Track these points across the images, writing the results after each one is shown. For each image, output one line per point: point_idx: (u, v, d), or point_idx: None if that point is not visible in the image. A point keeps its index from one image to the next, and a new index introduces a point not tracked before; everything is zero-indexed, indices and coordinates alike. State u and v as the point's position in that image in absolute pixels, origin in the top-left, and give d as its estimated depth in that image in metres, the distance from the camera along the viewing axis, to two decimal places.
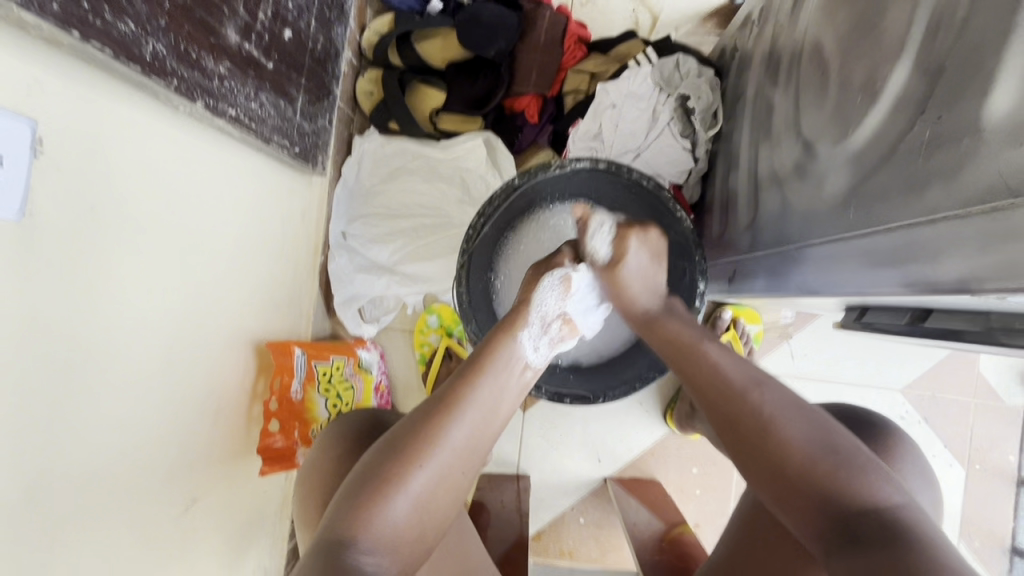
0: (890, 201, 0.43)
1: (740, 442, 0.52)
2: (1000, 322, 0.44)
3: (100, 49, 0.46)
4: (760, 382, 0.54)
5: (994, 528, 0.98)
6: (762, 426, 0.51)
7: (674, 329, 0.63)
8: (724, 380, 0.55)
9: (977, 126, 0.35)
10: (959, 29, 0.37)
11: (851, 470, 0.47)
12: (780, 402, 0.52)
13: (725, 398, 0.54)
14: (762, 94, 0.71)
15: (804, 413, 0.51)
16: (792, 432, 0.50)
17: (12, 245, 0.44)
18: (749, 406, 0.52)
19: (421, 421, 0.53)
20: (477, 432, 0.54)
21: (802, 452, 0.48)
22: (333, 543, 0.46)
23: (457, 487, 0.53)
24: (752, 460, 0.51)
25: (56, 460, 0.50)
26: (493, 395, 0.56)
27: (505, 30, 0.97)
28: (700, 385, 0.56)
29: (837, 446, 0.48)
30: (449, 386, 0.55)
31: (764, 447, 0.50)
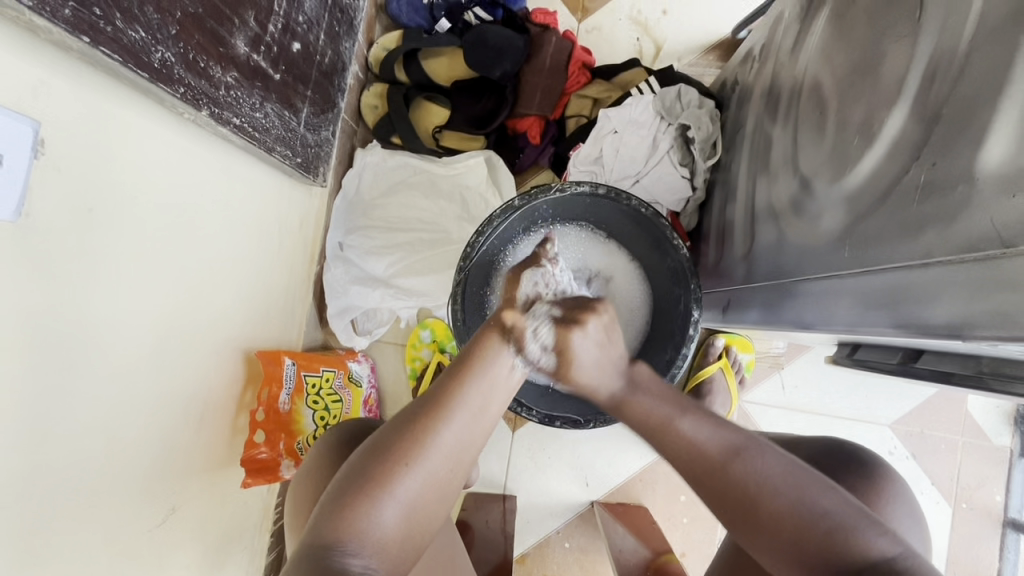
0: (885, 243, 0.44)
1: (736, 525, 0.51)
2: (993, 366, 0.44)
3: (109, 55, 0.47)
4: (740, 452, 0.52)
5: (978, 568, 0.97)
6: (750, 503, 0.50)
7: (647, 409, 0.57)
8: (702, 456, 0.53)
9: (972, 174, 0.36)
10: (955, 81, 0.38)
11: (843, 532, 0.46)
12: (768, 469, 0.50)
13: (705, 473, 0.52)
14: (761, 126, 0.72)
15: (794, 478, 0.49)
16: (777, 507, 0.48)
17: (7, 251, 0.43)
18: (728, 479, 0.51)
19: (408, 424, 0.52)
20: (468, 433, 0.54)
21: (793, 523, 0.48)
22: (320, 546, 0.45)
23: (447, 489, 0.52)
24: (749, 534, 0.50)
25: (35, 466, 0.49)
26: (486, 394, 0.55)
27: (512, 52, 1.00)
28: (683, 468, 0.54)
29: (825, 509, 0.47)
30: (440, 383, 0.55)
31: (755, 519, 0.49)
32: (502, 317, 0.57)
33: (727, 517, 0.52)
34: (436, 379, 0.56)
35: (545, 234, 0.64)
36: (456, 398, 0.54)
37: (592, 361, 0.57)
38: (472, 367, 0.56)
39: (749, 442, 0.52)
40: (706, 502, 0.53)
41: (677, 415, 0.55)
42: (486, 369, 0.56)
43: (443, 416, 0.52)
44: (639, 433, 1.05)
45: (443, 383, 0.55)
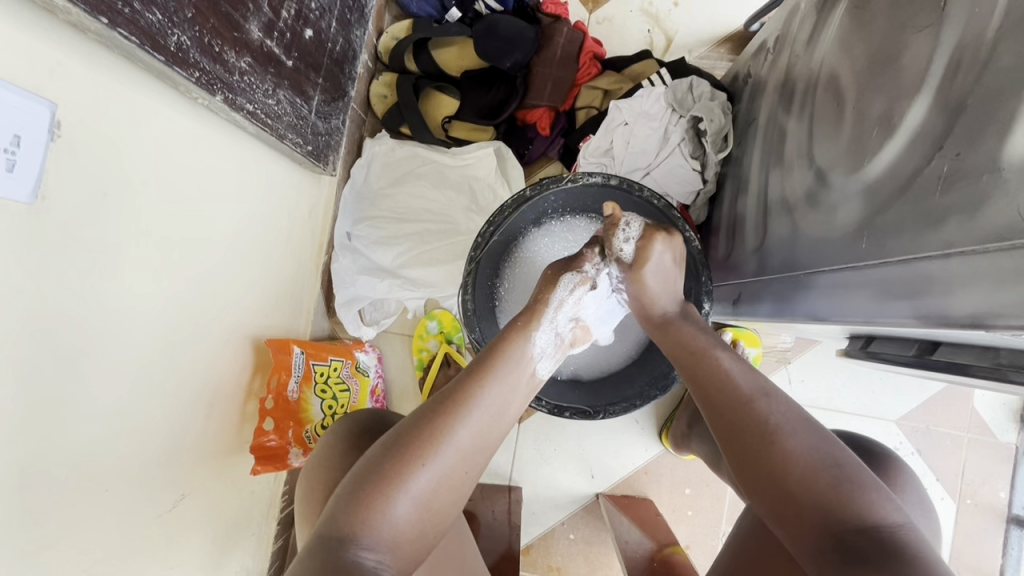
0: (905, 235, 0.44)
1: (748, 469, 0.51)
2: (1009, 358, 0.45)
3: (126, 37, 0.46)
4: (768, 393, 0.53)
5: (981, 563, 0.98)
6: (767, 438, 0.50)
7: (688, 335, 0.62)
8: (733, 390, 0.54)
9: (998, 164, 0.36)
10: (980, 71, 0.38)
11: (851, 484, 0.46)
12: (786, 414, 0.51)
13: (721, 394, 0.55)
14: (775, 119, 0.72)
15: (811, 428, 0.51)
16: (794, 445, 0.49)
17: (23, 232, 0.43)
18: (755, 412, 0.52)
19: (423, 421, 0.52)
20: (482, 433, 0.54)
21: (805, 464, 0.48)
22: (334, 540, 0.46)
23: (460, 487, 0.52)
24: (756, 479, 0.50)
25: (47, 450, 0.49)
26: (500, 399, 0.56)
27: (523, 43, 0.99)
28: (704, 385, 0.57)
29: (838, 460, 0.48)
30: (457, 384, 0.55)
31: (766, 458, 0.50)
32: (530, 315, 0.63)
33: (731, 447, 0.53)
34: (452, 379, 0.57)
35: (612, 229, 0.67)
36: (472, 399, 0.54)
37: (661, 283, 0.66)
38: (488, 372, 0.57)
39: (776, 387, 0.54)
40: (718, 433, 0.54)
41: (714, 347, 0.59)
42: (500, 374, 0.57)
43: (459, 416, 0.53)
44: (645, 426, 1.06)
45: (458, 384, 0.56)
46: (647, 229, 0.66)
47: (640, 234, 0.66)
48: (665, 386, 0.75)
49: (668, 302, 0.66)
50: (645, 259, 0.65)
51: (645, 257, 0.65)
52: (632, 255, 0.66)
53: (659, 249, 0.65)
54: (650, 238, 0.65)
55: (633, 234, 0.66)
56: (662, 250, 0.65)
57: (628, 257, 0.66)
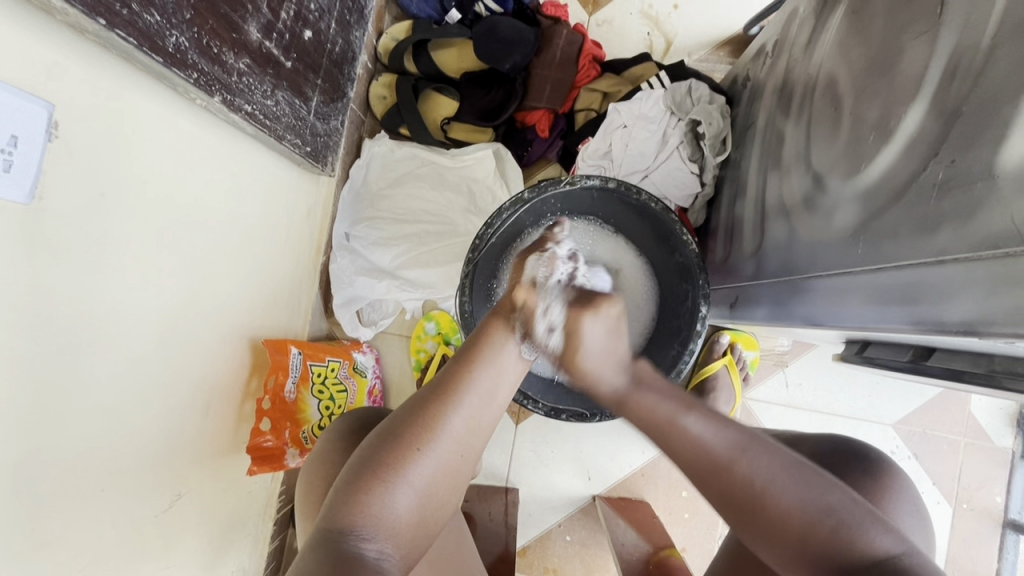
0: (901, 241, 0.44)
1: (740, 521, 0.50)
2: (1003, 364, 0.45)
3: (124, 38, 0.46)
4: (745, 449, 0.50)
5: (977, 567, 0.98)
6: (756, 502, 0.49)
7: (651, 406, 0.54)
8: (709, 456, 0.51)
9: (992, 171, 0.36)
10: (975, 78, 0.38)
11: (849, 531, 0.46)
12: (770, 469, 0.49)
13: (708, 474, 0.51)
14: (773, 123, 0.72)
15: (797, 474, 0.49)
16: (785, 502, 0.48)
17: (19, 233, 0.43)
18: (738, 478, 0.49)
19: (419, 411, 0.52)
20: (476, 419, 0.54)
21: (799, 518, 0.47)
22: (333, 533, 0.46)
23: (457, 475, 0.53)
24: (752, 530, 0.50)
25: (43, 450, 0.49)
26: (496, 381, 0.56)
27: (522, 45, 0.99)
28: (685, 460, 0.52)
29: (831, 505, 0.47)
30: (449, 372, 0.55)
31: (762, 522, 0.49)
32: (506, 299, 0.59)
33: (734, 519, 0.51)
34: (447, 364, 0.57)
35: (528, 265, 0.60)
36: (466, 385, 0.54)
37: (599, 351, 0.56)
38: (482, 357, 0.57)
39: (754, 440, 0.51)
40: (705, 497, 0.52)
41: (680, 414, 0.53)
42: (493, 360, 0.57)
43: (453, 404, 0.53)
44: None
45: (453, 370, 0.56)
46: (548, 228, 0.67)
47: (560, 228, 0.67)
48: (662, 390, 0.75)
49: (608, 289, 0.67)
50: (574, 258, 0.65)
51: (575, 244, 0.66)
52: (569, 243, 0.66)
53: (562, 232, 0.66)
54: (557, 225, 0.67)
55: (562, 232, 0.66)
56: (563, 232, 0.66)
57: (568, 244, 0.65)
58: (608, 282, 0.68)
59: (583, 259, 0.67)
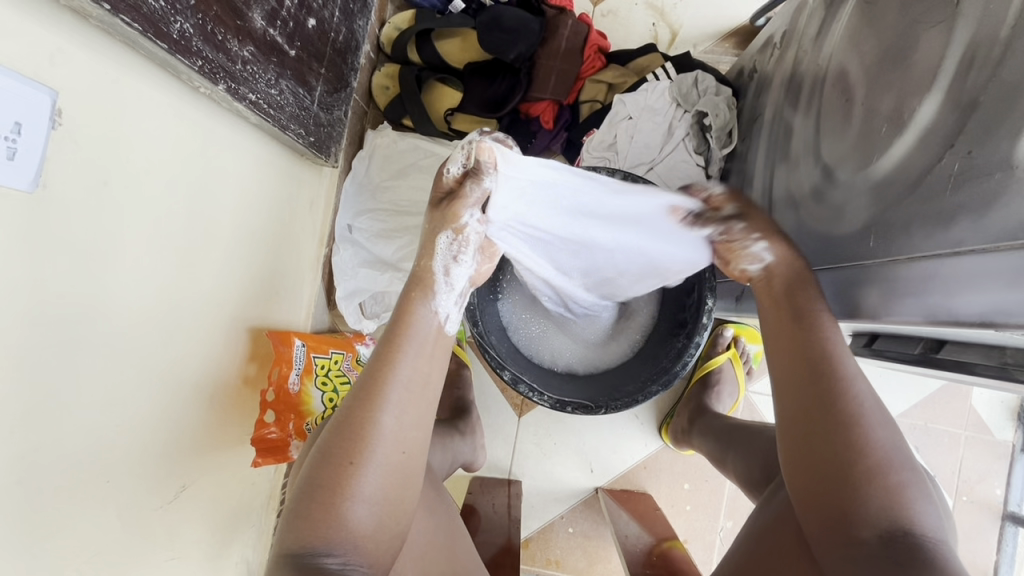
0: (913, 232, 0.44)
1: (817, 437, 0.49)
2: (1015, 357, 0.45)
3: (129, 24, 0.46)
4: (860, 375, 0.52)
5: (977, 559, 0.98)
6: (855, 423, 0.49)
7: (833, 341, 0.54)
8: (830, 363, 0.52)
9: (1010, 162, 0.35)
10: (994, 68, 0.37)
11: (914, 491, 0.46)
12: (875, 404, 0.50)
13: (825, 376, 0.51)
14: (781, 115, 0.72)
15: (890, 424, 0.50)
16: (879, 437, 0.48)
17: (24, 221, 0.43)
18: (847, 395, 0.50)
19: (346, 422, 0.50)
20: (412, 411, 0.53)
21: (882, 456, 0.47)
22: (291, 555, 0.46)
23: (408, 473, 0.52)
24: (826, 453, 0.48)
25: (48, 440, 0.49)
26: (416, 368, 0.54)
27: (526, 34, 0.98)
28: (801, 360, 0.53)
29: (909, 462, 0.48)
30: (366, 375, 0.53)
31: (852, 437, 0.48)
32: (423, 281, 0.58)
33: (812, 417, 0.50)
34: (368, 362, 0.55)
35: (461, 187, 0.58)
36: (387, 383, 0.52)
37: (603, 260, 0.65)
38: (394, 347, 0.54)
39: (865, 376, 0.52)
40: (802, 408, 0.51)
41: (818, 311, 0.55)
42: (407, 347, 0.54)
43: (376, 403, 0.51)
44: (645, 421, 1.06)
45: (371, 368, 0.53)
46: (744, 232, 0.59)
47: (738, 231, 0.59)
48: (668, 382, 0.73)
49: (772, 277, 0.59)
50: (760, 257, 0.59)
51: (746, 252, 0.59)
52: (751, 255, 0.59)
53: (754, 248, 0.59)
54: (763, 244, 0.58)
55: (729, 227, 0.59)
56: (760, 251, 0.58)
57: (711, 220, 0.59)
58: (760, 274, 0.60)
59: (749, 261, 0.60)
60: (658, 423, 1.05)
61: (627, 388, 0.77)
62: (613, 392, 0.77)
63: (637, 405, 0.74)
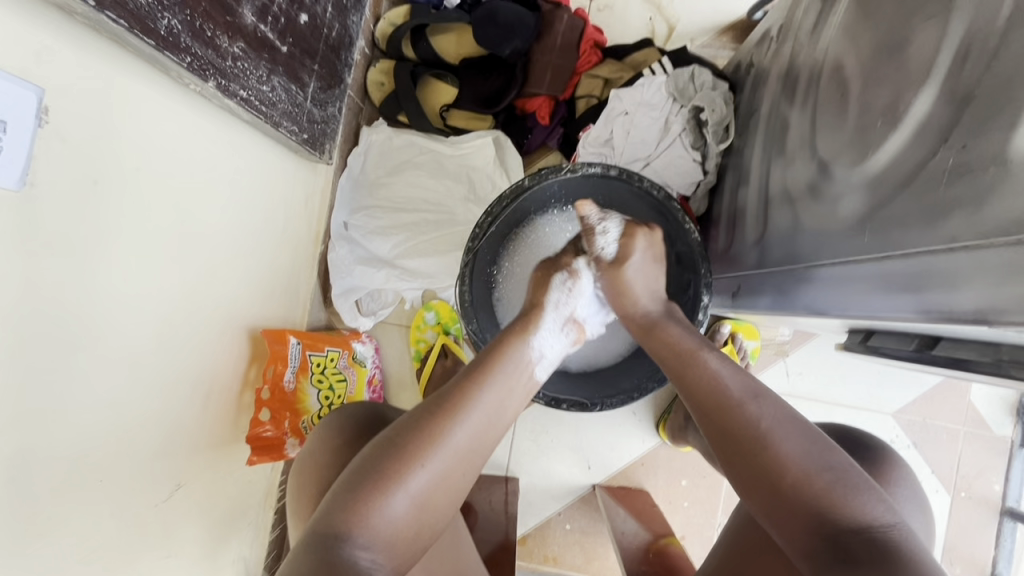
0: (908, 228, 0.43)
1: (738, 467, 0.51)
2: (1010, 354, 0.45)
3: (115, 20, 0.45)
4: (757, 395, 0.53)
5: (974, 555, 0.98)
6: (758, 442, 0.50)
7: (714, 371, 0.56)
8: (721, 394, 0.54)
9: (1005, 157, 0.35)
10: (989, 61, 0.37)
11: (846, 488, 0.46)
12: (776, 415, 0.52)
13: (721, 407, 0.53)
14: (777, 109, 0.71)
15: (800, 427, 0.51)
16: (786, 449, 0.49)
17: (11, 221, 0.43)
18: (744, 415, 0.52)
19: (422, 423, 0.52)
20: (480, 436, 0.54)
21: (799, 467, 0.48)
22: (326, 536, 0.45)
23: (456, 490, 0.52)
24: (759, 493, 0.49)
25: (38, 440, 0.49)
26: (500, 399, 0.56)
27: (521, 29, 0.97)
28: (699, 398, 0.55)
29: (831, 462, 0.48)
30: (455, 385, 0.55)
31: (761, 458, 0.49)
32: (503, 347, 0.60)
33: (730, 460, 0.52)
34: (453, 378, 0.57)
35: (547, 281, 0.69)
36: (472, 402, 0.54)
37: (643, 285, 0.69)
38: (489, 376, 0.56)
39: (766, 389, 0.54)
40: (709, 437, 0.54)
41: (700, 350, 0.59)
42: (500, 379, 0.57)
43: (456, 418, 0.52)
44: (642, 417, 1.06)
45: (459, 383, 0.56)
46: (625, 228, 0.70)
47: (618, 236, 0.70)
48: (662, 378, 0.75)
49: (650, 300, 0.68)
50: None
51: (625, 256, 0.69)
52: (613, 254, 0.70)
53: (638, 249, 0.69)
54: (631, 237, 0.69)
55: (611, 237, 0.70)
56: (641, 249, 0.69)
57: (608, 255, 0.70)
58: (659, 293, 0.69)
59: (636, 270, 0.69)
60: (656, 420, 1.04)
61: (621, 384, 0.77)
62: (607, 390, 0.77)
63: (630, 403, 0.76)
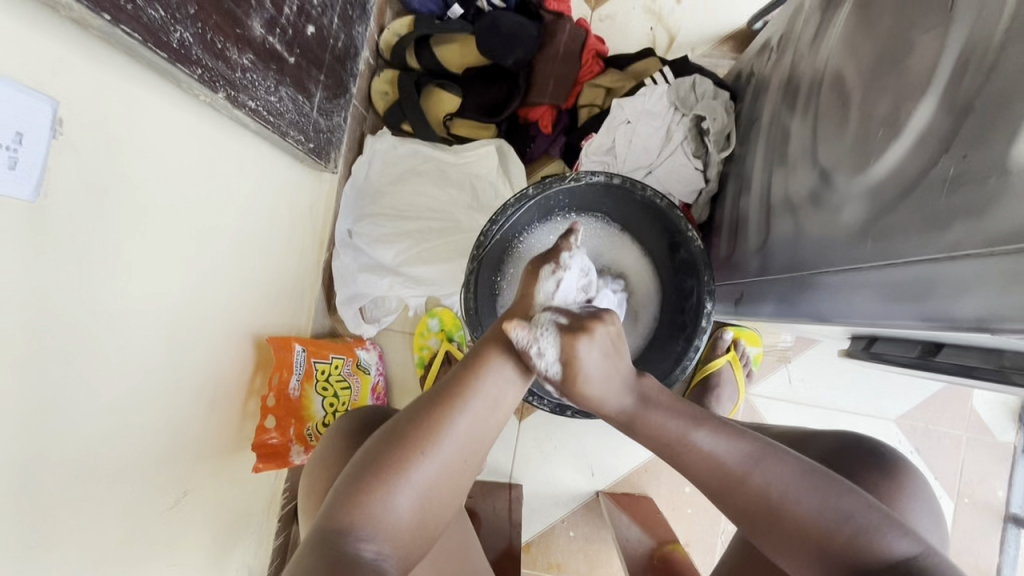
0: (909, 236, 0.44)
1: (760, 535, 0.50)
2: (1012, 360, 0.45)
3: (129, 34, 0.46)
4: (758, 460, 0.50)
5: (979, 562, 0.98)
6: (774, 516, 0.48)
7: (659, 424, 0.54)
8: (724, 472, 0.51)
9: (1005, 167, 0.36)
10: (988, 73, 0.38)
11: (867, 535, 0.46)
12: (786, 479, 0.49)
13: (730, 498, 0.51)
14: (779, 118, 0.72)
15: (814, 480, 0.49)
16: (803, 512, 0.48)
17: (25, 230, 0.43)
18: (750, 493, 0.50)
19: (423, 413, 0.52)
20: (479, 421, 0.53)
21: (817, 529, 0.47)
22: (332, 531, 0.46)
23: (460, 478, 0.52)
24: (778, 548, 0.49)
25: (47, 447, 0.49)
26: (499, 386, 0.55)
27: (524, 39, 0.99)
28: (704, 485, 0.52)
29: (847, 511, 0.47)
30: (455, 374, 0.54)
31: (781, 531, 0.48)
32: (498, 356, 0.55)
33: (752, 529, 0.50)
34: (452, 367, 0.56)
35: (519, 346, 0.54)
36: (471, 390, 0.53)
37: None
38: (488, 361, 0.55)
39: (763, 450, 0.51)
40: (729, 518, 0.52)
41: (689, 432, 0.53)
42: (499, 364, 0.55)
43: (456, 406, 0.52)
44: None
45: (458, 373, 0.55)
46: (573, 321, 0.54)
47: (579, 273, 0.59)
48: (667, 384, 0.75)
49: (618, 397, 0.56)
50: None
51: (573, 355, 0.54)
52: None
53: (587, 346, 0.53)
54: (571, 341, 0.53)
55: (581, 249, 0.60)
56: (595, 343, 0.54)
57: None
58: (625, 377, 0.56)
59: (591, 365, 0.54)
60: None
61: None
62: None
63: None
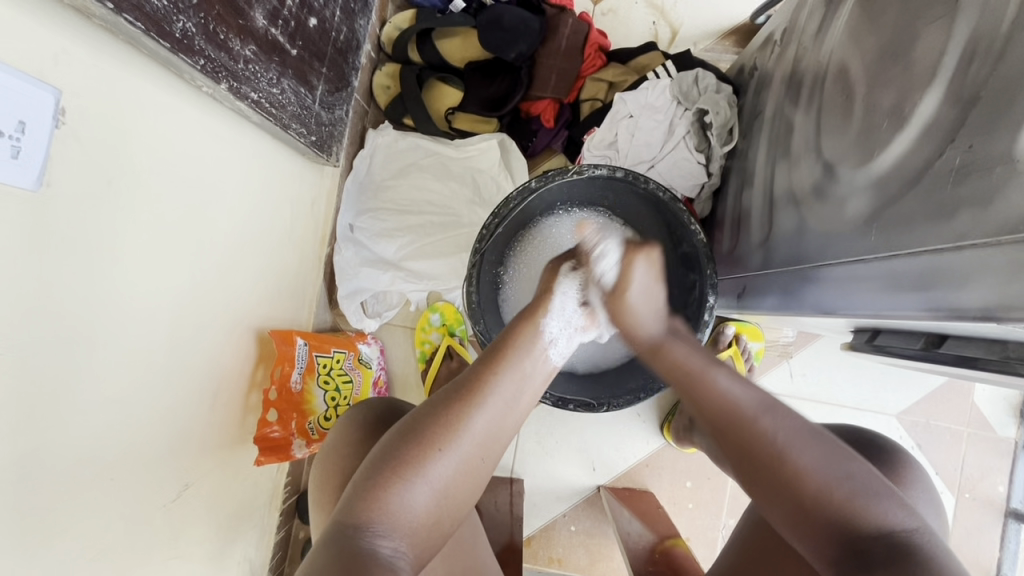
0: (915, 227, 0.44)
1: (758, 487, 0.52)
2: (1017, 351, 0.45)
3: (132, 23, 0.46)
4: (771, 407, 0.54)
5: (979, 557, 0.98)
6: (775, 459, 0.51)
7: (681, 356, 0.61)
8: (736, 411, 0.54)
9: (1013, 156, 0.35)
10: (996, 62, 0.38)
11: (864, 497, 0.47)
12: (792, 428, 0.52)
13: (738, 428, 0.54)
14: (782, 111, 0.72)
15: (816, 439, 0.51)
16: (804, 461, 0.50)
17: (26, 220, 0.43)
18: (758, 432, 0.53)
19: (440, 410, 0.52)
20: (500, 419, 0.54)
21: (818, 480, 0.49)
22: (348, 529, 0.46)
23: (477, 476, 0.52)
24: (774, 499, 0.51)
25: (49, 439, 0.49)
26: (516, 385, 0.56)
27: (527, 34, 0.98)
28: (714, 417, 0.56)
29: (851, 471, 0.48)
30: (473, 372, 0.55)
31: (778, 476, 0.50)
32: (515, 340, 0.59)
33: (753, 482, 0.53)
34: (467, 367, 0.57)
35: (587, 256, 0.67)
36: (490, 388, 0.54)
37: (645, 308, 0.66)
38: (503, 361, 0.56)
39: (779, 400, 0.54)
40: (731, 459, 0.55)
41: (710, 367, 0.58)
42: (515, 364, 0.57)
43: (476, 405, 0.53)
44: (646, 419, 1.06)
45: (476, 370, 0.56)
46: (624, 251, 0.67)
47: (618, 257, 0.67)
48: None
49: (653, 321, 0.66)
50: None
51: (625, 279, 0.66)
52: (612, 280, 0.66)
53: (638, 267, 0.66)
54: (630, 261, 0.66)
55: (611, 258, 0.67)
56: (641, 270, 0.66)
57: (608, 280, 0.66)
58: (660, 310, 0.67)
59: (637, 295, 0.66)
60: (658, 421, 1.05)
61: (628, 384, 0.77)
62: (613, 390, 0.77)
63: (638, 403, 0.74)
